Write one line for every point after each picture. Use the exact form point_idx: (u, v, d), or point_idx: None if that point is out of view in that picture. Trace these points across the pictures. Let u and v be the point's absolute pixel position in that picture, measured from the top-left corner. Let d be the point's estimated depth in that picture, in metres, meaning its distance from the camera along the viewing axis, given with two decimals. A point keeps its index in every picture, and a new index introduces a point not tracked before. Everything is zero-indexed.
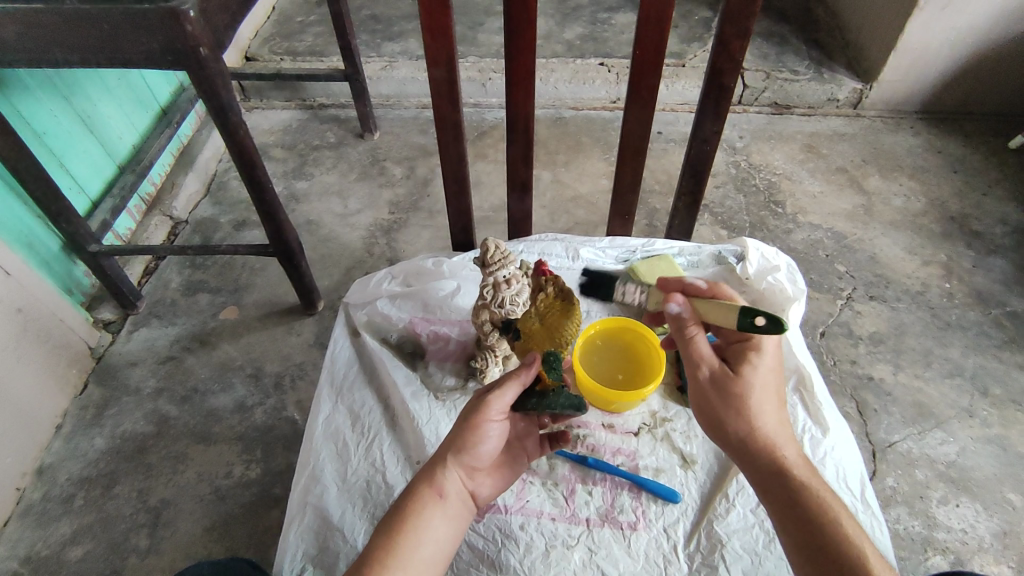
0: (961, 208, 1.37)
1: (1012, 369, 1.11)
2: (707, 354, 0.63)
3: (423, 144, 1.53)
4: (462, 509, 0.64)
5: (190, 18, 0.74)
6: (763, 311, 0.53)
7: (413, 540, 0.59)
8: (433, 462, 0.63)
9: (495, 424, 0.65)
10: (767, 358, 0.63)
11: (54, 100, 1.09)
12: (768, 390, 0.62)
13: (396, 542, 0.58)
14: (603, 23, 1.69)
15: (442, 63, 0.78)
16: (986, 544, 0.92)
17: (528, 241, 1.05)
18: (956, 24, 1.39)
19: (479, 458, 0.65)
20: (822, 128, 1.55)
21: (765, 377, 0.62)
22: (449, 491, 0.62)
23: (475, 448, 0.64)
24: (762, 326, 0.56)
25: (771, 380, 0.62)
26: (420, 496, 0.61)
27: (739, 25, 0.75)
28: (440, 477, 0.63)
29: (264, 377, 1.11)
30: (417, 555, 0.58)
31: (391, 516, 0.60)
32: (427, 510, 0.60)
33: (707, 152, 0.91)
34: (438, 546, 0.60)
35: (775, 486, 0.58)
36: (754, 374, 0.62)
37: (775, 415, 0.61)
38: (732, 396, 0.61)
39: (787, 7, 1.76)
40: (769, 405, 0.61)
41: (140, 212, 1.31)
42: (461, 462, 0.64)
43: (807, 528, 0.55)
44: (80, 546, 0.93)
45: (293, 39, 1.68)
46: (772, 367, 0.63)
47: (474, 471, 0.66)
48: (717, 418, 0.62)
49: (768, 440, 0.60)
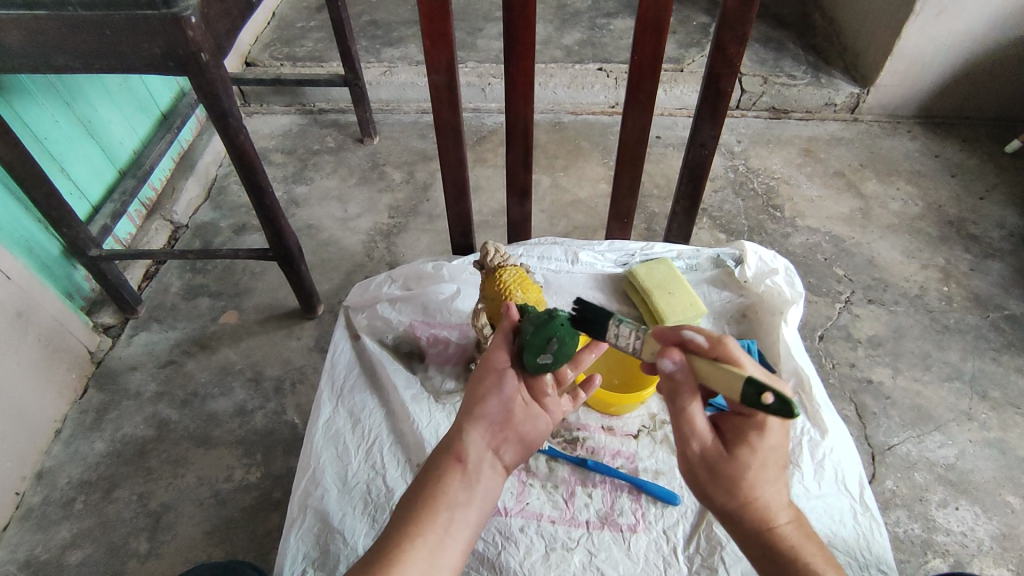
0: (959, 212, 1.38)
1: (1009, 372, 1.11)
2: (700, 426, 0.55)
3: (423, 149, 1.54)
4: (491, 475, 0.59)
5: (192, 24, 0.74)
6: (780, 403, 0.46)
7: (435, 509, 0.56)
8: (452, 429, 0.60)
9: (505, 377, 0.62)
10: (770, 434, 0.54)
11: (54, 105, 1.10)
12: (768, 466, 0.55)
13: (419, 513, 0.55)
14: (601, 29, 1.70)
15: (442, 67, 0.79)
16: (986, 547, 0.93)
17: (527, 244, 1.05)
18: (951, 30, 1.40)
19: (499, 415, 0.61)
20: (820, 132, 1.56)
21: (767, 454, 0.54)
22: (471, 455, 0.59)
23: (489, 404, 0.61)
24: (772, 406, 0.47)
25: (773, 455, 0.55)
26: (441, 466, 0.58)
27: (736, 30, 0.76)
28: (460, 442, 0.59)
29: (264, 381, 1.11)
30: (443, 525, 0.55)
31: (412, 492, 0.57)
32: (448, 477, 0.57)
33: (704, 156, 0.92)
34: (467, 514, 0.56)
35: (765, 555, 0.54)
36: (752, 454, 0.54)
37: (771, 488, 0.55)
38: (726, 476, 0.54)
39: (784, 12, 1.77)
40: (764, 478, 0.55)
41: (140, 217, 1.31)
42: (478, 424, 0.60)
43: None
44: (80, 550, 0.93)
45: (293, 44, 1.69)
46: (777, 440, 0.55)
47: (498, 434, 0.61)
48: (709, 493, 0.55)
49: (766, 515, 0.55)
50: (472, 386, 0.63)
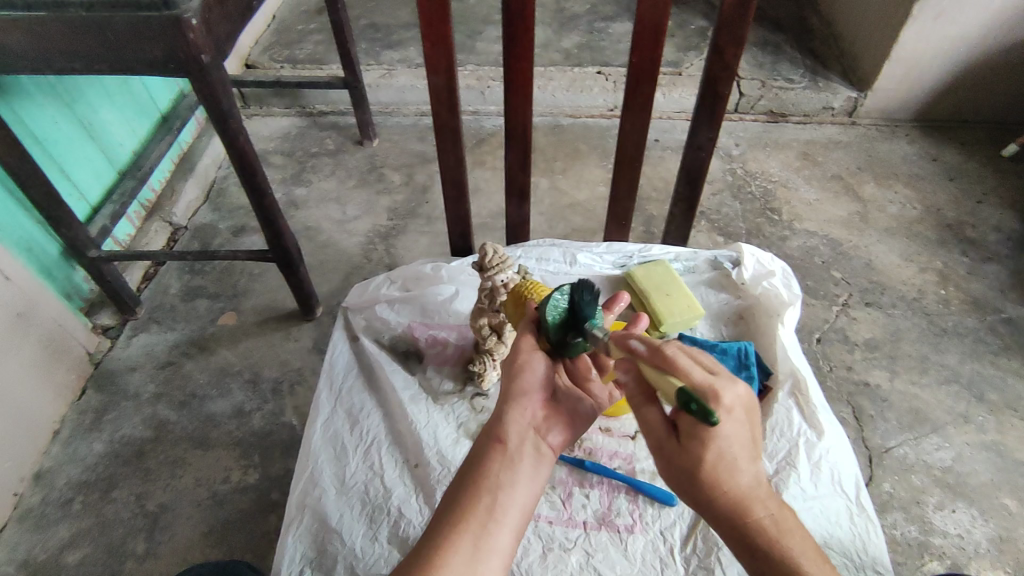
0: (955, 216, 1.39)
1: (1006, 375, 1.12)
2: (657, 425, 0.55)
3: (422, 152, 1.54)
4: (535, 454, 0.61)
5: (192, 26, 0.75)
6: (700, 413, 0.49)
7: (479, 492, 0.56)
8: (491, 415, 0.62)
9: (535, 357, 0.64)
10: (724, 428, 0.51)
11: (55, 107, 1.10)
12: (728, 462, 0.52)
13: (463, 498, 0.56)
14: (600, 32, 1.71)
15: (441, 70, 0.79)
16: (982, 550, 0.93)
17: (525, 246, 1.05)
18: (948, 34, 1.41)
19: (534, 396, 0.64)
20: (818, 136, 1.56)
21: (725, 450, 0.51)
22: (512, 436, 0.60)
23: (523, 386, 0.63)
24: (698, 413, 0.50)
25: (733, 446, 0.51)
26: (483, 451, 0.60)
27: (734, 33, 0.77)
28: (499, 426, 0.61)
29: (262, 382, 1.12)
30: (490, 507, 0.56)
31: (457, 479, 0.59)
32: (489, 461, 0.59)
33: (702, 159, 0.92)
34: (515, 493, 0.57)
35: (739, 546, 0.53)
36: (706, 452, 0.51)
37: (739, 481, 0.52)
38: (686, 477, 0.53)
39: (782, 17, 1.78)
40: (727, 475, 0.52)
41: (139, 218, 1.32)
42: (515, 408, 0.62)
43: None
44: (77, 551, 0.93)
45: (293, 47, 1.70)
46: (733, 432, 0.51)
47: (536, 415, 0.63)
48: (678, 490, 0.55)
49: (737, 510, 0.53)
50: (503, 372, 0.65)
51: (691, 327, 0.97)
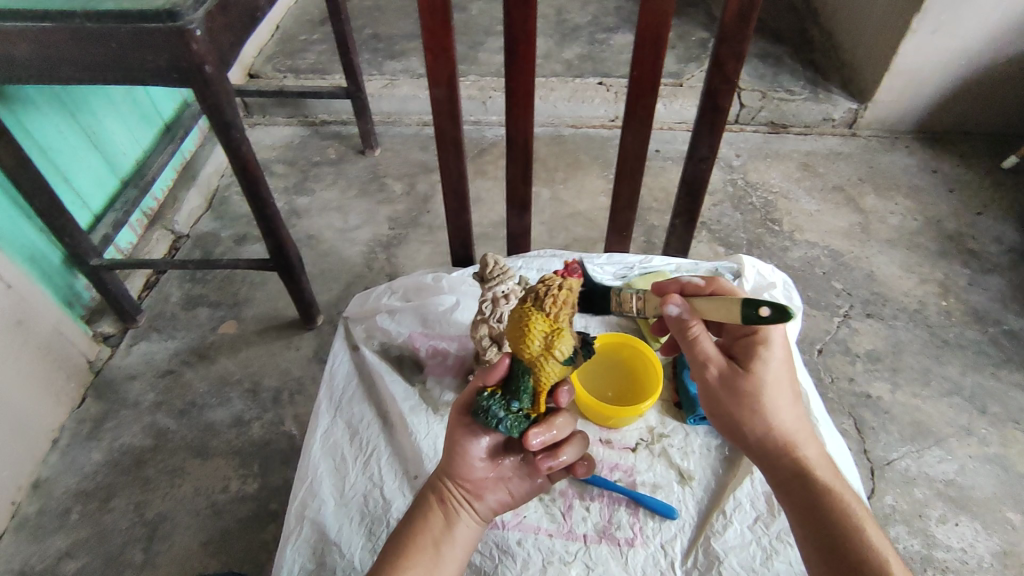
0: (957, 227, 1.39)
1: (1008, 387, 1.11)
2: (713, 353, 0.62)
3: (424, 161, 1.55)
4: (468, 518, 0.67)
5: (197, 37, 0.75)
6: (774, 312, 0.50)
7: (419, 548, 0.63)
8: (435, 473, 0.68)
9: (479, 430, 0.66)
10: (776, 353, 0.62)
11: (59, 115, 1.10)
12: (777, 383, 0.62)
13: (406, 551, 0.63)
14: (601, 43, 1.72)
15: (443, 82, 0.79)
16: (986, 564, 0.92)
17: (526, 257, 1.04)
18: (946, 48, 1.42)
19: (479, 465, 0.67)
20: (818, 147, 1.57)
21: (777, 371, 0.62)
22: (451, 500, 0.66)
23: (468, 458, 0.66)
24: (767, 317, 0.51)
25: (782, 376, 0.62)
26: (425, 507, 0.66)
27: (734, 47, 0.77)
28: (442, 489, 0.67)
29: (263, 392, 1.11)
30: (424, 556, 0.62)
31: (402, 528, 0.65)
32: (432, 519, 0.65)
33: (703, 171, 0.92)
34: (447, 552, 0.64)
35: (795, 488, 0.59)
36: (763, 371, 0.61)
37: (791, 413, 0.62)
38: (747, 395, 0.61)
39: (783, 28, 1.79)
40: (784, 405, 0.62)
41: (141, 227, 1.31)
42: (457, 475, 0.67)
43: (818, 530, 0.56)
44: (74, 561, 0.93)
45: (296, 57, 1.71)
46: (782, 358, 0.63)
47: (478, 480, 0.68)
48: (732, 419, 0.63)
49: (784, 440, 0.61)
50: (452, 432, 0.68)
51: None
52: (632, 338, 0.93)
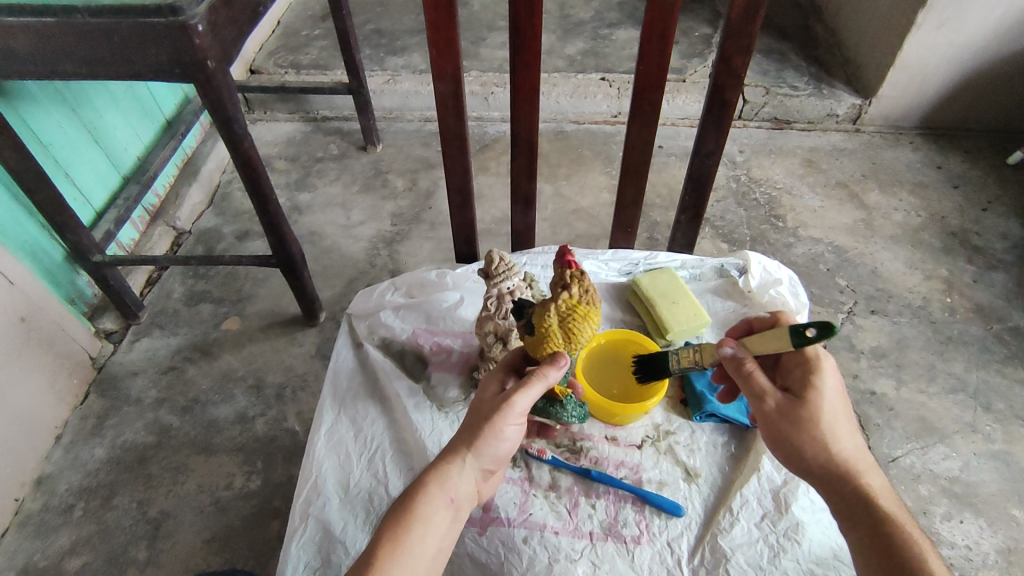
0: (961, 223, 1.38)
1: (1013, 384, 1.11)
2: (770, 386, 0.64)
3: (426, 157, 1.54)
4: (465, 511, 0.63)
5: (199, 32, 0.75)
6: (819, 332, 0.55)
7: (421, 535, 0.57)
8: (450, 455, 0.63)
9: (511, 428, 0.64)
10: (831, 382, 0.64)
11: (60, 111, 1.10)
12: (835, 412, 0.63)
13: (405, 536, 0.57)
14: (604, 39, 1.71)
15: (447, 77, 0.79)
16: (991, 561, 0.92)
17: (530, 253, 1.03)
18: (950, 43, 1.41)
19: (491, 460, 0.64)
20: (822, 143, 1.56)
21: (833, 399, 0.63)
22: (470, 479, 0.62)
23: (497, 441, 0.63)
24: (812, 337, 0.56)
25: (838, 406, 0.63)
26: (435, 492, 0.60)
27: (741, 42, 0.77)
28: (454, 477, 0.61)
29: (265, 388, 1.11)
30: (432, 533, 0.58)
31: (404, 508, 0.59)
32: (442, 509, 0.59)
33: (708, 167, 0.92)
34: (441, 543, 0.59)
35: (858, 515, 0.58)
36: (822, 399, 0.63)
37: (850, 440, 0.62)
38: (813, 424, 0.62)
39: (787, 24, 1.78)
40: (842, 432, 0.62)
41: (143, 223, 1.31)
42: (474, 467, 0.63)
43: (895, 560, 0.54)
44: (78, 557, 0.93)
45: (298, 53, 1.70)
46: (838, 389, 0.64)
47: (483, 475, 0.65)
48: (793, 448, 0.63)
49: (847, 468, 0.61)
50: (486, 407, 0.64)
51: (697, 336, 0.94)
52: (638, 337, 0.92)
